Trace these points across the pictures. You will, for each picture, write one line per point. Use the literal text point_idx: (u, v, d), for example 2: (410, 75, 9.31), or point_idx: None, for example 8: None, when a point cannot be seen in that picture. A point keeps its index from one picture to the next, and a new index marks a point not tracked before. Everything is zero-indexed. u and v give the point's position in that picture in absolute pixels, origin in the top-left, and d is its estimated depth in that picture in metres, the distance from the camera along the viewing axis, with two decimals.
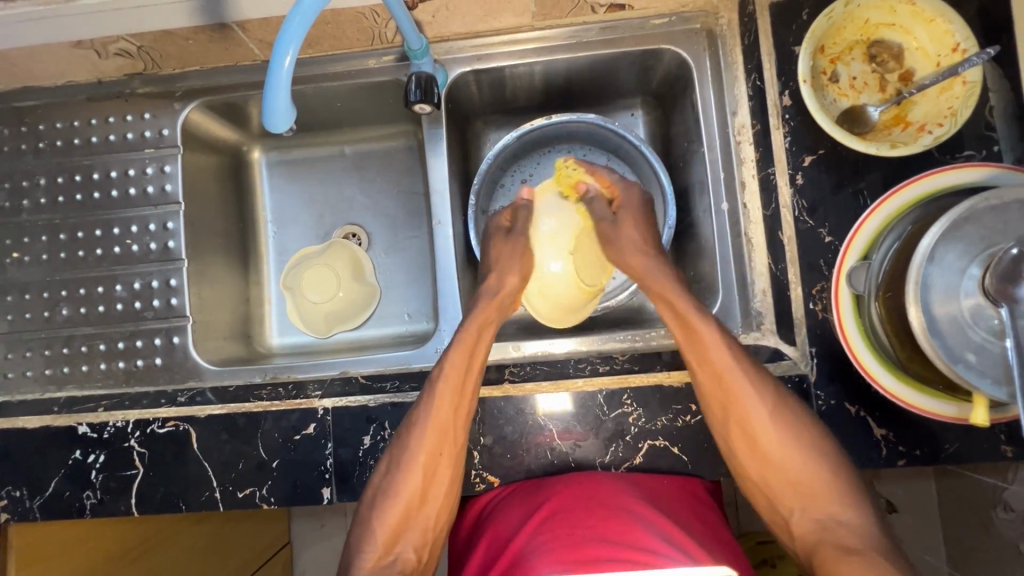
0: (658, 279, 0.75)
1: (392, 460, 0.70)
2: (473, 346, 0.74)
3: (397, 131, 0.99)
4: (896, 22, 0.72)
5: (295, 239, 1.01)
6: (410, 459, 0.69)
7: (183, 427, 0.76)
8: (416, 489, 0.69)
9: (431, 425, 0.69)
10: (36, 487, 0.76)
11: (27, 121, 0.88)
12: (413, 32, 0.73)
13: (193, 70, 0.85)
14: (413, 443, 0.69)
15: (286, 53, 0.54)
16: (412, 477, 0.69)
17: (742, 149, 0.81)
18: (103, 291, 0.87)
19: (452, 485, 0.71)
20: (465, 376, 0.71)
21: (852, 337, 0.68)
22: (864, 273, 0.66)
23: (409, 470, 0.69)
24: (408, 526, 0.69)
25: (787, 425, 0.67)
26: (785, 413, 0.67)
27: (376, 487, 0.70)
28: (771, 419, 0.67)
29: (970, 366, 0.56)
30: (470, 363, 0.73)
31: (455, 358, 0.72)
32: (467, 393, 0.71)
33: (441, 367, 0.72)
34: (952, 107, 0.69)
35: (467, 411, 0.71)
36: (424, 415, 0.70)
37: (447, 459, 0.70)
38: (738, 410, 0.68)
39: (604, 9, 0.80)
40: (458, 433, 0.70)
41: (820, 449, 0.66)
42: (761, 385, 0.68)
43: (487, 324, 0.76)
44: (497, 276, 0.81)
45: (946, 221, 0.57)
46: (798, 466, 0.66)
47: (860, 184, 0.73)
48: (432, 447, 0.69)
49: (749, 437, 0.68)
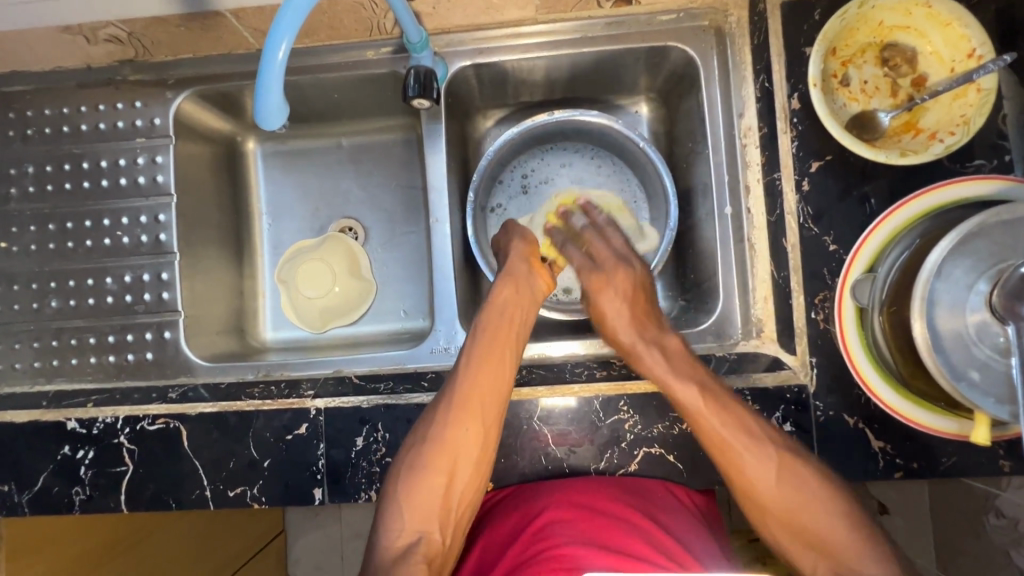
0: (651, 355, 0.72)
1: (417, 435, 0.69)
2: (499, 329, 0.73)
3: (394, 124, 0.97)
4: (910, 25, 0.70)
5: (290, 233, 0.99)
6: (436, 435, 0.68)
7: (174, 424, 0.75)
8: (443, 468, 0.67)
9: (457, 400, 0.69)
10: (25, 482, 0.75)
11: (15, 107, 0.86)
12: (412, 24, 0.70)
13: (185, 57, 0.83)
14: (440, 419, 0.68)
15: (279, 45, 0.52)
16: (439, 455, 0.67)
17: (748, 152, 0.78)
18: (94, 283, 0.85)
19: (479, 467, 0.69)
20: (495, 355, 0.70)
21: (854, 349, 0.69)
22: (868, 286, 0.66)
23: (435, 446, 0.68)
24: (433, 504, 0.67)
25: (800, 482, 0.64)
26: (798, 474, 0.65)
27: (400, 463, 0.68)
28: (777, 483, 0.65)
29: (974, 384, 0.55)
30: (498, 345, 0.72)
31: (483, 338, 0.72)
32: (495, 368, 0.70)
33: (469, 347, 0.72)
34: (964, 116, 0.67)
35: (498, 391, 0.69)
36: (452, 394, 0.69)
37: (477, 441, 0.68)
38: (730, 459, 0.66)
39: (610, 4, 0.78)
40: (486, 413, 0.69)
41: (838, 508, 0.64)
42: (765, 447, 0.66)
43: (514, 307, 0.75)
44: (507, 248, 0.81)
45: (955, 235, 0.56)
46: (811, 517, 0.64)
47: (866, 191, 0.71)
48: (458, 423, 0.68)
49: (758, 498, 0.66)
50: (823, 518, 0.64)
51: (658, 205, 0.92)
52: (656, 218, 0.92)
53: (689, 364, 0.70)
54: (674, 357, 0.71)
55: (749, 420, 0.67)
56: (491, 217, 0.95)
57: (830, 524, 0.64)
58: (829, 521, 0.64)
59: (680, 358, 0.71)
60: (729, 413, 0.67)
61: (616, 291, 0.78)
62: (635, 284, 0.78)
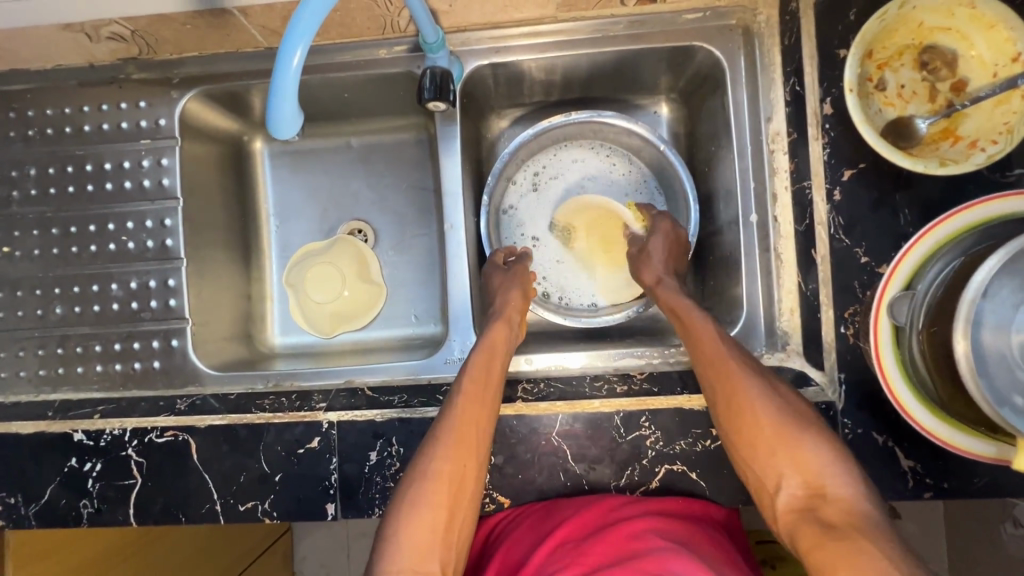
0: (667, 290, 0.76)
1: (414, 474, 0.63)
2: (489, 359, 0.70)
3: (405, 124, 0.93)
4: (952, 27, 0.67)
5: (298, 236, 0.96)
6: (435, 468, 0.62)
7: (183, 437, 0.74)
8: (444, 499, 0.62)
9: (456, 430, 0.64)
10: (31, 494, 0.74)
11: (15, 107, 0.83)
12: (429, 24, 0.67)
13: (191, 56, 0.80)
14: (437, 452, 0.63)
15: (294, 51, 0.50)
16: (439, 488, 0.62)
17: (775, 159, 0.75)
18: (99, 289, 0.83)
19: (474, 497, 0.65)
20: (485, 383, 0.68)
21: (890, 370, 0.64)
22: (906, 303, 0.62)
23: (436, 480, 0.62)
24: (434, 544, 0.60)
25: (778, 399, 0.63)
26: (783, 399, 0.63)
27: (397, 505, 0.62)
28: (768, 418, 0.61)
29: (1018, 409, 0.53)
30: (488, 375, 0.69)
31: (474, 369, 0.68)
32: (487, 394, 0.67)
33: (460, 379, 0.68)
34: (1007, 123, 0.64)
35: (488, 417, 0.67)
36: (449, 424, 0.65)
37: (472, 469, 0.64)
38: (729, 395, 0.63)
39: (634, 2, 0.74)
40: (480, 441, 0.66)
41: (815, 430, 0.61)
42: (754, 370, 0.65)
43: (501, 341, 0.72)
44: (501, 292, 0.78)
45: (1005, 253, 0.53)
46: (788, 433, 0.60)
47: (901, 202, 0.68)
48: (458, 454, 0.63)
49: (742, 418, 0.62)
50: (798, 436, 0.60)
51: (679, 209, 0.89)
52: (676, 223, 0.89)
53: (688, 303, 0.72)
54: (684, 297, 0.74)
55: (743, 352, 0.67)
56: (504, 219, 0.92)
57: (804, 438, 0.60)
58: (804, 439, 0.60)
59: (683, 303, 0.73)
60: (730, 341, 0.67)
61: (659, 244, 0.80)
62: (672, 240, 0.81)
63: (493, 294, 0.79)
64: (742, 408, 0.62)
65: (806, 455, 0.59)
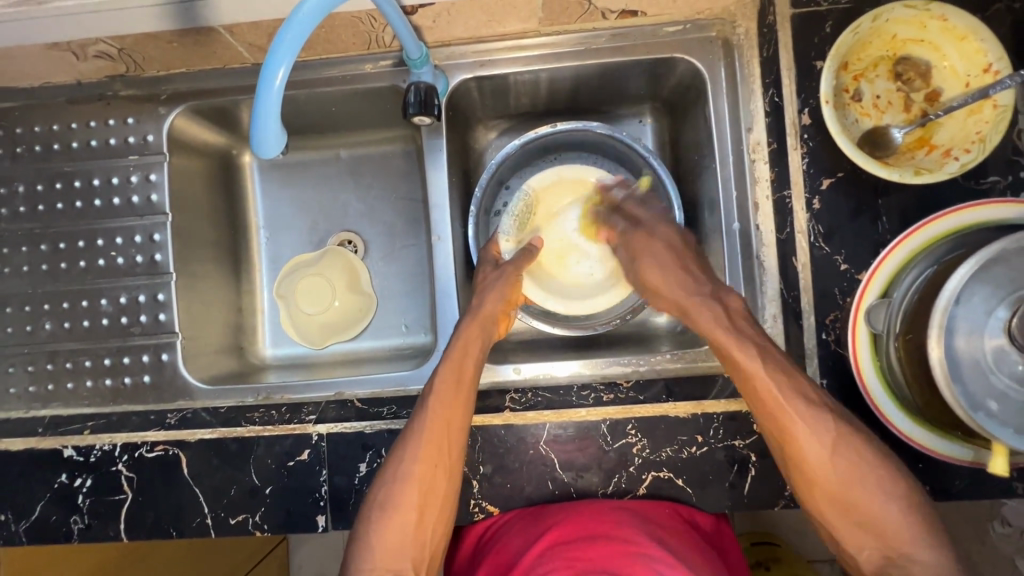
0: (707, 314, 0.69)
1: (386, 475, 0.65)
2: (461, 358, 0.70)
3: (392, 135, 0.94)
4: (925, 38, 0.68)
5: (288, 247, 0.97)
6: (405, 471, 0.65)
7: (174, 451, 0.74)
8: (414, 502, 0.64)
9: (427, 436, 0.65)
10: (22, 511, 0.74)
11: (3, 124, 0.84)
12: (412, 41, 0.68)
13: (179, 72, 0.81)
14: (408, 456, 0.65)
15: (277, 72, 0.50)
16: (408, 491, 0.64)
17: (756, 168, 0.76)
18: (88, 305, 0.83)
19: (450, 499, 0.66)
20: (458, 385, 0.68)
21: (869, 376, 0.66)
22: (883, 310, 0.63)
23: (405, 483, 0.64)
24: (406, 544, 0.63)
25: (853, 451, 0.61)
26: (854, 449, 0.61)
27: (371, 503, 0.65)
28: (840, 471, 0.61)
29: (991, 414, 0.54)
30: (461, 375, 0.69)
31: (446, 369, 0.69)
32: (460, 402, 0.68)
33: (432, 380, 0.69)
34: (980, 132, 0.66)
35: (461, 419, 0.67)
36: (419, 428, 0.66)
37: (446, 474, 0.65)
38: (797, 443, 0.62)
39: (615, 15, 0.76)
40: (454, 445, 0.66)
41: (889, 485, 0.60)
42: (823, 418, 0.62)
43: (474, 340, 0.72)
44: (482, 289, 0.77)
45: (976, 262, 0.54)
46: (860, 491, 0.60)
47: (878, 209, 0.70)
48: (428, 457, 0.65)
49: (810, 470, 0.62)
50: (872, 497, 0.60)
51: None
52: None
53: (749, 329, 0.66)
54: (735, 320, 0.67)
55: (812, 394, 0.63)
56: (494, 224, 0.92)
57: (878, 497, 0.60)
58: (876, 499, 0.60)
59: (732, 324, 0.67)
60: (795, 384, 0.63)
61: (658, 236, 0.77)
62: (675, 240, 0.76)
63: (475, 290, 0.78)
64: (809, 457, 0.62)
65: (876, 517, 0.60)
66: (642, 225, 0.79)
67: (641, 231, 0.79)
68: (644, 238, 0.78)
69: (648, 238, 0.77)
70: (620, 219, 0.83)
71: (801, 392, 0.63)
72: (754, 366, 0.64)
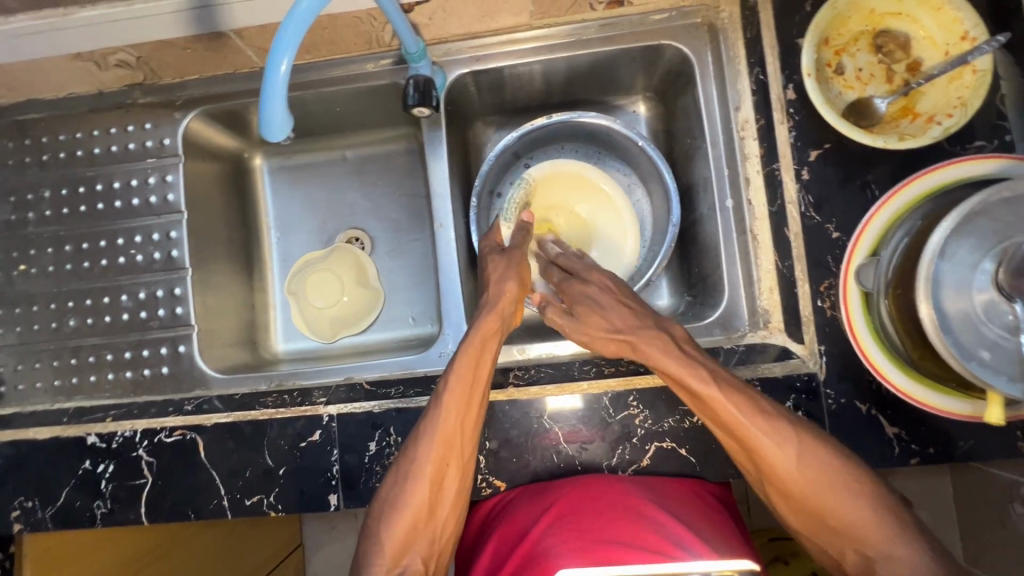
0: (653, 338, 0.69)
1: (399, 474, 0.67)
2: (479, 353, 0.69)
3: (395, 134, 0.98)
4: (902, 11, 0.71)
5: (299, 245, 1.00)
6: (416, 471, 0.66)
7: (191, 435, 0.77)
8: (424, 498, 0.65)
9: (439, 437, 0.66)
10: (48, 498, 0.77)
11: (30, 134, 0.89)
12: (410, 35, 0.72)
13: (192, 79, 0.86)
14: (420, 455, 0.66)
15: (281, 60, 0.54)
16: (420, 490, 0.65)
17: (745, 145, 0.79)
18: (110, 301, 0.88)
19: (461, 493, 0.68)
20: (473, 384, 0.68)
21: (861, 334, 0.68)
22: (872, 269, 0.65)
23: (417, 482, 0.65)
24: (416, 540, 0.65)
25: (824, 459, 0.62)
26: (814, 454, 0.62)
27: (384, 498, 0.66)
28: (800, 466, 0.62)
29: (984, 363, 0.55)
30: (477, 370, 0.69)
31: (462, 369, 0.68)
32: (473, 407, 0.68)
33: (447, 376, 0.68)
34: (961, 97, 0.67)
35: (475, 417, 0.68)
36: (432, 427, 0.66)
37: (457, 470, 0.67)
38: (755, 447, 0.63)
39: (603, 6, 0.79)
40: (465, 443, 0.68)
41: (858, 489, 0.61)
42: (780, 424, 0.63)
43: (492, 334, 0.71)
44: (497, 283, 0.75)
45: (958, 215, 0.55)
46: (830, 493, 0.61)
47: (868, 177, 0.71)
48: (440, 456, 0.66)
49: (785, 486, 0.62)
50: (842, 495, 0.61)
51: (659, 200, 0.92)
52: (658, 215, 0.92)
53: (694, 352, 0.67)
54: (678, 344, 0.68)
55: (776, 416, 0.64)
56: (497, 201, 0.95)
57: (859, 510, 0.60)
58: (848, 497, 0.61)
59: (680, 350, 0.67)
60: (744, 395, 0.64)
61: (600, 312, 0.73)
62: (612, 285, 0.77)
63: (486, 285, 0.76)
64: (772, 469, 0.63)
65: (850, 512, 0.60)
66: (585, 293, 0.76)
67: (583, 289, 0.76)
68: (580, 286, 0.77)
69: (584, 284, 0.77)
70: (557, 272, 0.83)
71: (751, 405, 0.63)
72: (700, 387, 0.64)
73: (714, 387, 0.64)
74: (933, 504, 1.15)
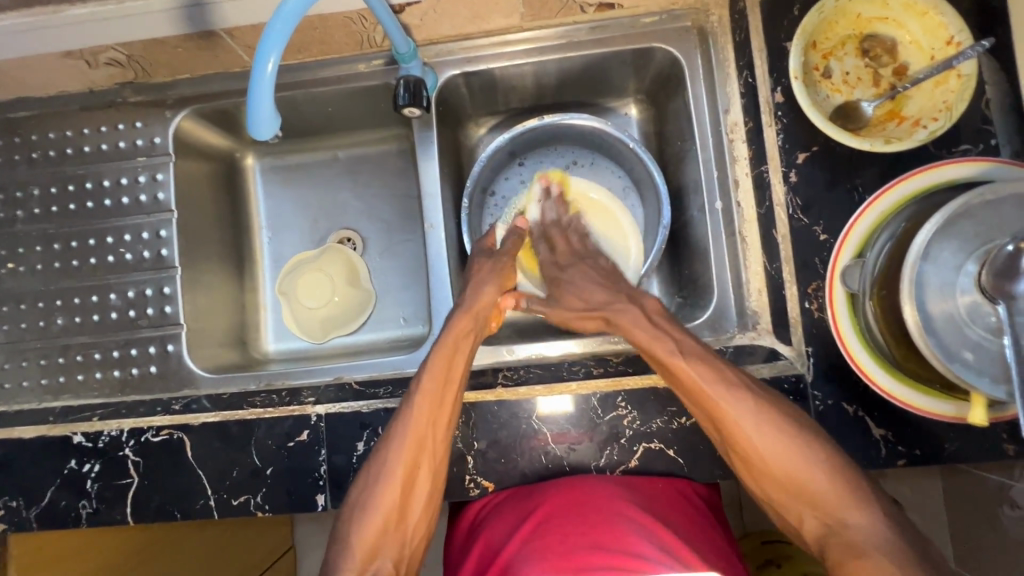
0: (628, 314, 0.73)
1: (370, 473, 0.67)
2: (451, 353, 0.71)
3: (387, 134, 0.98)
4: (889, 16, 0.71)
5: (290, 245, 1.00)
6: (388, 471, 0.66)
7: (178, 435, 0.76)
8: (394, 500, 0.65)
9: (410, 438, 0.67)
10: (33, 497, 0.77)
11: (20, 132, 0.89)
12: (400, 36, 0.73)
13: (183, 78, 0.86)
14: (391, 458, 0.66)
15: (268, 59, 0.54)
16: (390, 491, 0.65)
17: (735, 147, 0.80)
18: (98, 300, 0.87)
19: (434, 495, 0.68)
20: (446, 382, 0.69)
21: (848, 336, 0.68)
22: (857, 271, 0.66)
23: (387, 483, 0.66)
24: (385, 542, 0.65)
25: (807, 449, 0.62)
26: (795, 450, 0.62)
27: (355, 499, 0.66)
28: (774, 457, 0.62)
29: (967, 365, 0.55)
30: (450, 371, 0.70)
31: (434, 368, 0.70)
32: (444, 408, 0.68)
33: (419, 377, 0.70)
34: (947, 101, 0.68)
35: (447, 418, 0.69)
36: (404, 427, 0.67)
37: (428, 470, 0.67)
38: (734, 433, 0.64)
39: (593, 9, 0.80)
40: (437, 445, 0.68)
41: (839, 483, 0.60)
42: (761, 415, 0.63)
43: (465, 335, 0.73)
44: (474, 287, 0.77)
45: (940, 217, 0.56)
46: (805, 483, 0.61)
47: (856, 180, 0.72)
48: (411, 456, 0.66)
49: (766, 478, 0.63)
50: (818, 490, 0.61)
51: (650, 202, 0.92)
52: (649, 217, 0.92)
53: (666, 324, 0.71)
54: (655, 320, 0.72)
55: (757, 403, 0.64)
56: (490, 200, 0.95)
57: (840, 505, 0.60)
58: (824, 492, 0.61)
59: (656, 324, 0.71)
60: (726, 380, 0.65)
61: (575, 290, 0.79)
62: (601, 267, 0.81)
63: (464, 288, 0.78)
64: (751, 459, 0.64)
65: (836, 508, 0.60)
66: (561, 275, 0.81)
67: (559, 274, 0.81)
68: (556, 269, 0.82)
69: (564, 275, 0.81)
70: (545, 247, 0.85)
71: (734, 393, 0.64)
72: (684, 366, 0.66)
73: (696, 367, 0.65)
74: (924, 508, 1.15)
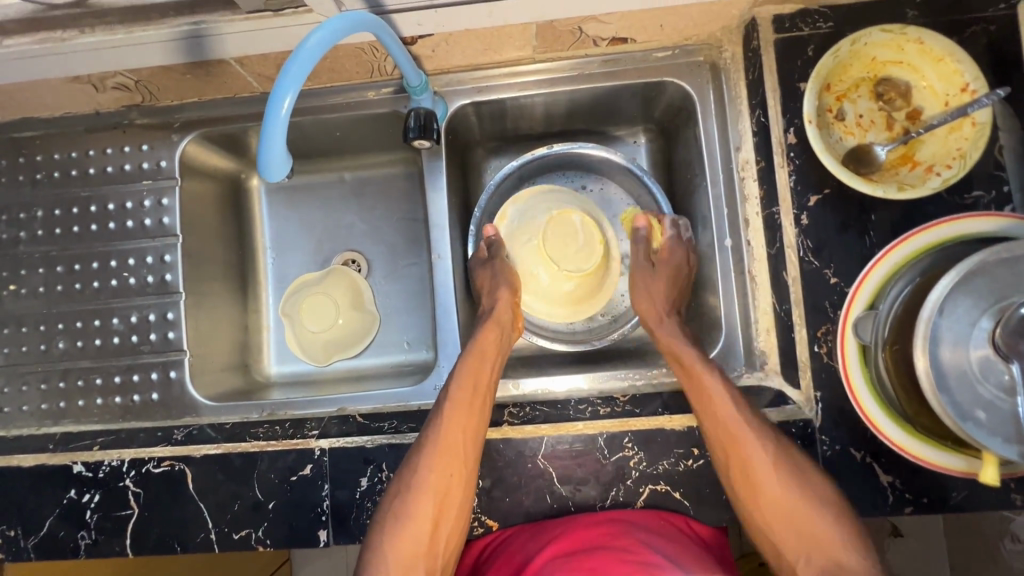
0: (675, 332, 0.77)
1: (401, 485, 0.68)
2: (479, 363, 0.74)
3: (395, 158, 0.98)
4: (904, 59, 0.71)
5: (294, 268, 0.99)
6: (420, 481, 0.67)
7: (179, 466, 0.76)
8: (428, 511, 0.66)
9: (439, 447, 0.68)
10: (31, 527, 0.76)
11: (24, 152, 0.88)
12: (411, 69, 0.72)
13: (190, 102, 0.85)
14: (422, 467, 0.67)
15: (283, 98, 0.53)
16: (423, 501, 0.66)
17: (746, 185, 0.80)
18: (101, 324, 0.86)
19: (463, 508, 0.68)
20: (473, 392, 0.71)
21: (859, 387, 0.67)
22: (870, 322, 0.64)
23: (419, 494, 0.67)
24: (418, 555, 0.65)
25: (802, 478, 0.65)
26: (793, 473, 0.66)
27: (384, 514, 0.67)
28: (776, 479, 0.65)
29: (980, 424, 0.54)
30: (477, 380, 0.73)
31: (463, 378, 0.72)
32: (474, 416, 0.70)
33: (448, 388, 0.72)
34: (960, 149, 0.68)
35: (477, 424, 0.70)
36: (433, 437, 0.69)
37: (458, 481, 0.68)
38: (744, 455, 0.66)
39: (606, 43, 0.79)
40: (468, 454, 0.69)
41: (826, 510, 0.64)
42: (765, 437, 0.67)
43: (491, 345, 0.76)
44: (490, 295, 0.82)
45: (957, 271, 0.56)
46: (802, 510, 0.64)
47: (868, 224, 0.71)
48: (442, 466, 0.67)
49: (757, 491, 0.66)
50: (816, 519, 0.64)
51: None
52: None
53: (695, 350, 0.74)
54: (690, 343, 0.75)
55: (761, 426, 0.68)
56: None
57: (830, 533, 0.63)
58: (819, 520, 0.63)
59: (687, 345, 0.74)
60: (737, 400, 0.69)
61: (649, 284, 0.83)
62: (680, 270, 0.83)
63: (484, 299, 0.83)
64: (757, 485, 0.66)
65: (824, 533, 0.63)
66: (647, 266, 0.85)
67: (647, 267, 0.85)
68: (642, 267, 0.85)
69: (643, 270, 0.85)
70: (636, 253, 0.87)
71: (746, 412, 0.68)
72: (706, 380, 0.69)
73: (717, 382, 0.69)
74: None
